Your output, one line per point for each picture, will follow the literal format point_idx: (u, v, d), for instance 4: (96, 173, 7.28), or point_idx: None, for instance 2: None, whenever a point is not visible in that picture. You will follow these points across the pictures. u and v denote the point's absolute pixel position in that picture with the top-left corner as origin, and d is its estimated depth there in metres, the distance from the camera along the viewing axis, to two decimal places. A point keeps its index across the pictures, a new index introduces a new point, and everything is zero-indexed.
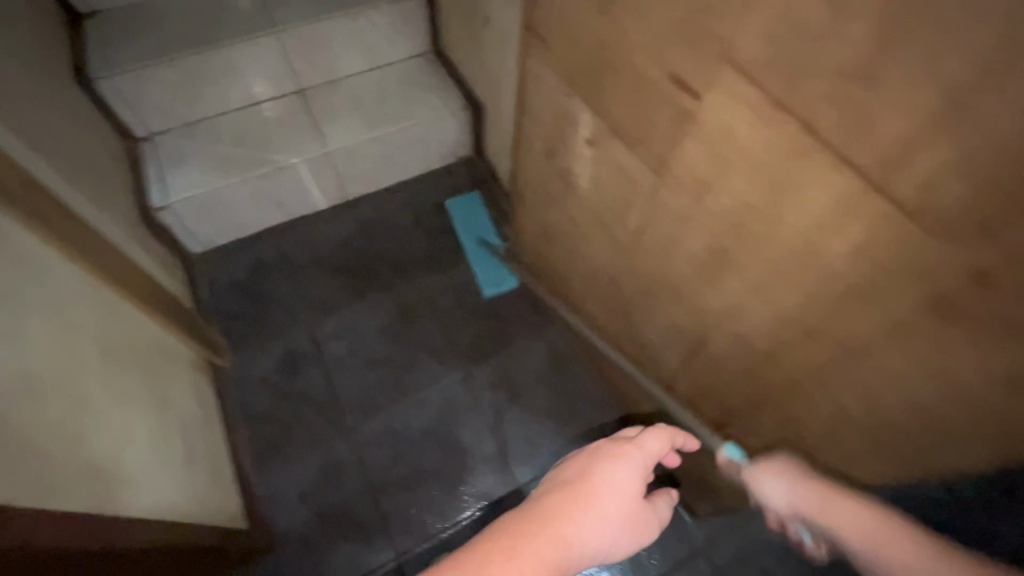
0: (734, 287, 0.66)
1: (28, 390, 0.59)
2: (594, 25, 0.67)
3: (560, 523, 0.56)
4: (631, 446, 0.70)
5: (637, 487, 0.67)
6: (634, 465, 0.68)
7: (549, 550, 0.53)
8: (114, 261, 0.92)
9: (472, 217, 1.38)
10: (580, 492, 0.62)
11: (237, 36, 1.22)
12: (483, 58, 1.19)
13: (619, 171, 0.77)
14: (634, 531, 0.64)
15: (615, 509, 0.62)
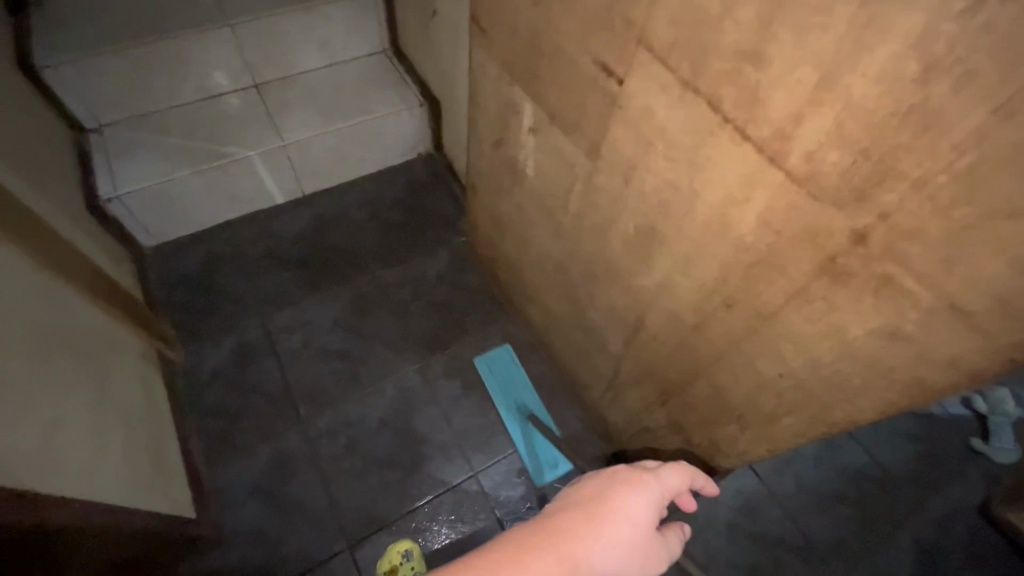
0: (662, 264, 0.69)
1: None
2: (527, 14, 0.70)
3: (566, 545, 0.55)
4: (649, 475, 0.67)
5: (652, 520, 0.63)
6: (650, 495, 0.64)
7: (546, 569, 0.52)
8: (62, 252, 0.91)
9: (507, 377, 1.23)
10: (589, 515, 0.59)
11: (189, 28, 1.21)
12: (437, 54, 1.21)
13: (557, 157, 0.79)
14: (643, 567, 0.60)
15: (625, 539, 0.59)
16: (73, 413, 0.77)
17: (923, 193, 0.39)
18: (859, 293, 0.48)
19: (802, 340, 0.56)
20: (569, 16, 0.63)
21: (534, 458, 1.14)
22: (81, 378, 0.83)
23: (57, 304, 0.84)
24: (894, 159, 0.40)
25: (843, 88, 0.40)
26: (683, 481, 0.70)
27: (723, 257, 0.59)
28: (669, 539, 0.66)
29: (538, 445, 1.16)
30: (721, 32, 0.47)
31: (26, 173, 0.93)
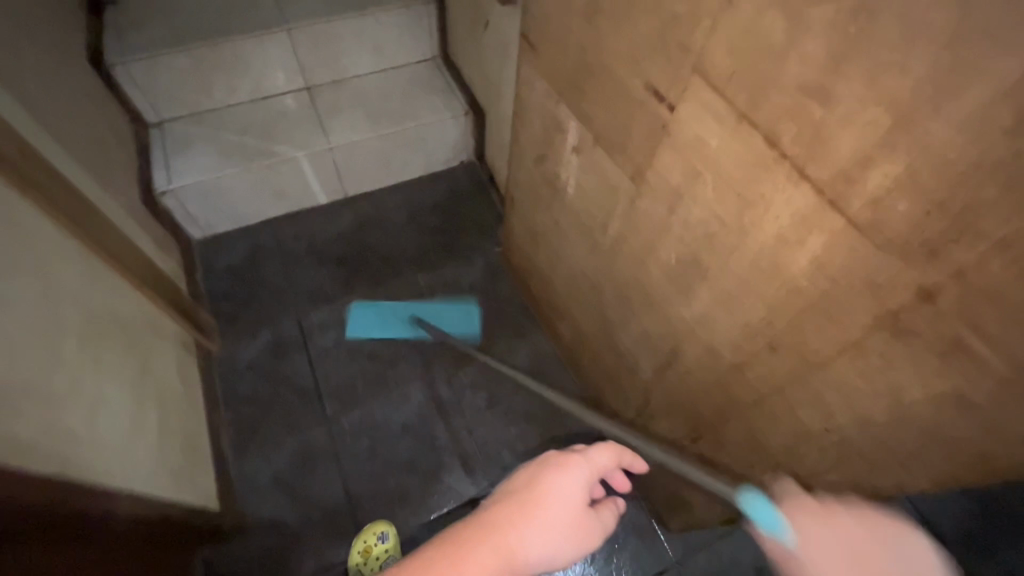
0: (703, 297, 0.66)
1: (12, 353, 0.62)
2: (576, 31, 0.68)
3: (503, 534, 0.61)
4: (577, 455, 0.73)
5: (582, 497, 0.70)
6: (579, 475, 0.71)
7: (490, 560, 0.58)
8: (118, 242, 0.95)
9: (377, 318, 1.27)
10: (522, 505, 0.66)
11: (249, 31, 1.27)
12: (484, 64, 1.21)
13: (600, 178, 0.77)
14: (576, 539, 0.68)
15: (557, 517, 0.66)
16: (113, 398, 0.80)
17: (1004, 255, 0.36)
18: (921, 353, 0.44)
19: (852, 393, 0.52)
20: (618, 37, 0.61)
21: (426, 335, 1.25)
22: (123, 362, 0.86)
23: (109, 292, 0.88)
24: (974, 216, 0.36)
25: (919, 133, 0.37)
26: (612, 455, 0.75)
27: (771, 296, 0.56)
28: (598, 511, 0.73)
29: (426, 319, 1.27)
30: (786, 65, 0.44)
31: (91, 165, 0.97)
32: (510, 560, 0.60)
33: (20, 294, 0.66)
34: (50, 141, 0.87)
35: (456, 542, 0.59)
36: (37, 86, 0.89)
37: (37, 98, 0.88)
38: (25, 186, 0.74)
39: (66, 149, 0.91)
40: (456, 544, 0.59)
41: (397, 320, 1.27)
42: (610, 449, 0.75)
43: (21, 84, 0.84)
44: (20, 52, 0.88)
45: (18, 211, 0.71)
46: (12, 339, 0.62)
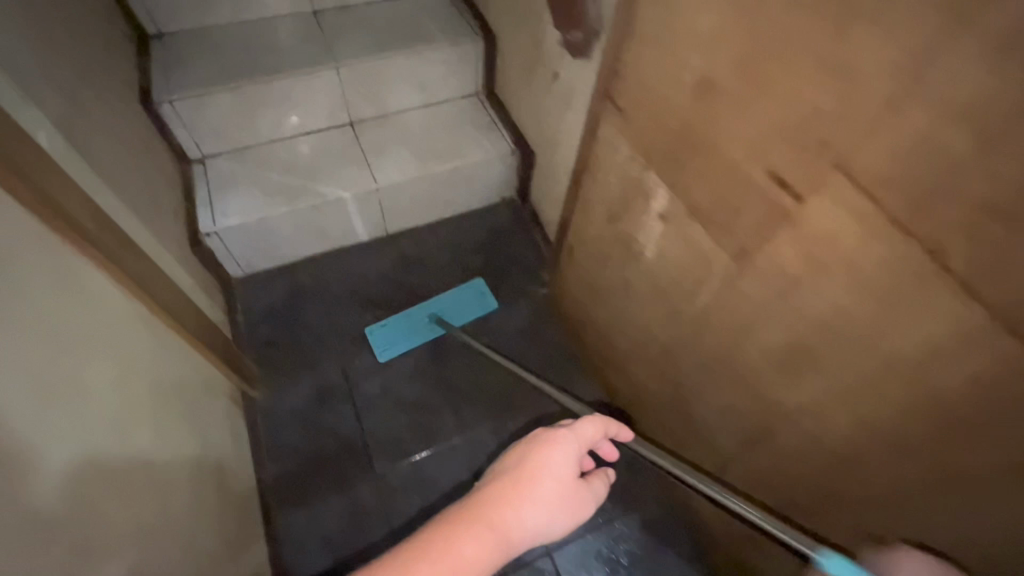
0: (815, 386, 0.63)
1: (96, 449, 0.58)
2: (680, 105, 0.66)
3: (490, 516, 0.55)
4: (565, 429, 0.69)
5: (572, 469, 0.66)
6: (569, 449, 0.67)
7: (480, 543, 0.52)
8: (179, 298, 0.92)
9: (398, 327, 1.29)
10: (508, 484, 0.61)
11: (298, 68, 1.24)
12: (541, 109, 1.18)
13: (692, 250, 0.75)
14: (566, 513, 0.63)
15: (547, 492, 0.61)
16: (177, 476, 0.76)
17: None
18: None
19: (1006, 516, 0.49)
20: (739, 120, 0.58)
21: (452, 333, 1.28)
22: (184, 427, 0.83)
23: (172, 356, 0.85)
24: None
25: None
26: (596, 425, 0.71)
27: (910, 405, 0.53)
28: (586, 482, 0.68)
29: (448, 316, 1.30)
30: (966, 182, 0.41)
31: (154, 219, 0.94)
32: (501, 543, 0.54)
33: (101, 379, 0.62)
34: (123, 193, 0.84)
35: (438, 528, 0.52)
36: (107, 136, 0.86)
37: (112, 154, 0.85)
38: (111, 255, 0.71)
39: (137, 206, 0.88)
40: (438, 529, 0.52)
41: (418, 325, 1.29)
42: (592, 423, 0.71)
43: (96, 138, 0.82)
44: (92, 102, 0.85)
45: (104, 282, 0.68)
46: (97, 431, 0.59)
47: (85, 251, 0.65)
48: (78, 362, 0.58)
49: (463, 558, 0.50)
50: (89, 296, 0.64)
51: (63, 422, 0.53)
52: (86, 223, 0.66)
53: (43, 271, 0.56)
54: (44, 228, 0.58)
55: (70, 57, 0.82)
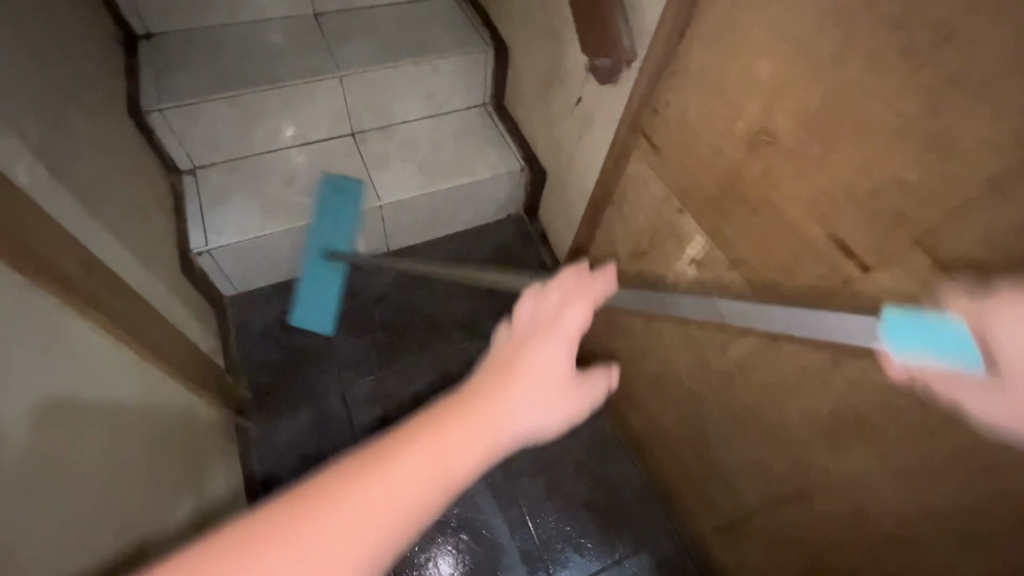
0: (866, 457, 0.60)
1: (73, 541, 0.52)
2: (729, 153, 0.61)
3: (434, 437, 0.35)
4: (558, 317, 0.47)
5: (571, 359, 0.45)
6: (563, 340, 0.45)
7: (413, 478, 0.32)
8: (178, 331, 0.86)
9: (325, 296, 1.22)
10: (471, 385, 0.40)
11: (298, 76, 1.18)
12: (556, 128, 1.12)
13: (729, 301, 0.70)
14: (562, 413, 0.42)
15: (533, 390, 0.40)
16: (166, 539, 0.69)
17: None
18: None
19: None
20: (799, 179, 0.54)
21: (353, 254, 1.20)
22: (174, 479, 0.76)
23: (163, 402, 0.78)
24: None
25: None
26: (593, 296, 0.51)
27: (981, 497, 0.50)
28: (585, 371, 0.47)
29: (338, 245, 1.20)
30: None
31: (148, 248, 0.87)
32: (452, 476, 0.34)
33: (85, 454, 0.56)
34: (114, 220, 0.77)
35: (346, 462, 0.33)
36: (96, 156, 0.79)
37: (104, 179, 0.79)
38: (101, 300, 0.65)
39: (130, 235, 0.81)
40: (345, 464, 0.32)
41: (320, 273, 1.21)
42: (589, 309, 0.49)
43: (84, 161, 0.74)
44: (79, 120, 0.77)
45: (92, 337, 0.61)
46: (76, 521, 0.53)
47: (76, 305, 0.59)
48: (57, 440, 0.51)
49: (382, 507, 0.31)
50: (75, 352, 0.57)
51: (39, 522, 0.47)
52: (74, 272, 0.60)
53: (28, 339, 0.50)
54: (31, 288, 0.52)
55: (55, 75, 0.74)
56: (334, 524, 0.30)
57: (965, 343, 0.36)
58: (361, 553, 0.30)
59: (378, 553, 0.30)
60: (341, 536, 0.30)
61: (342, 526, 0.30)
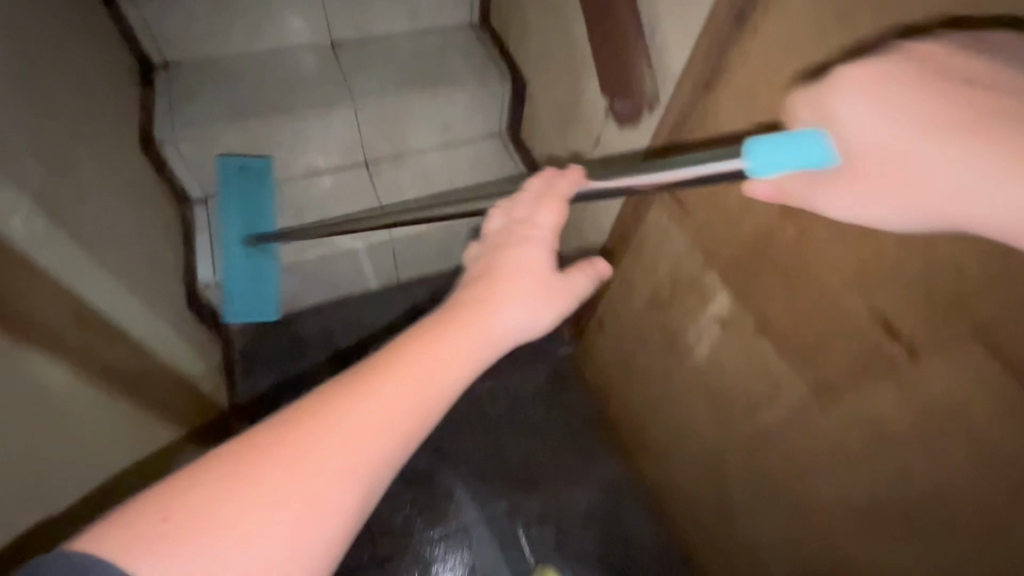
0: (906, 548, 0.56)
1: None
2: (759, 214, 0.57)
3: (417, 359, 0.41)
4: (535, 228, 0.52)
5: (548, 264, 0.51)
6: (537, 253, 0.50)
7: (407, 393, 0.40)
8: (154, 383, 0.82)
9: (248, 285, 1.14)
10: (460, 300, 0.48)
11: (313, 107, 1.17)
12: (573, 164, 1.09)
13: (757, 365, 0.65)
14: (550, 306, 0.50)
15: (515, 295, 0.48)
16: None
17: None
18: None
19: None
20: (842, 251, 0.49)
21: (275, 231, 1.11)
22: None
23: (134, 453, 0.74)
24: None
25: None
26: (573, 187, 0.53)
27: None
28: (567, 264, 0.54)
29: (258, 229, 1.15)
30: None
31: (157, 290, 0.86)
32: (445, 376, 0.42)
33: None
34: (120, 265, 0.75)
35: (358, 367, 0.41)
36: (104, 198, 0.77)
37: (111, 222, 0.77)
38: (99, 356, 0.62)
39: (135, 279, 0.79)
40: (358, 368, 0.41)
41: (252, 266, 1.14)
42: (566, 200, 0.53)
43: (91, 205, 0.73)
44: (88, 162, 0.76)
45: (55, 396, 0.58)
46: None
47: None
48: None
49: (386, 410, 0.38)
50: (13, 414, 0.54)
51: None
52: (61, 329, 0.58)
53: None
54: None
55: (65, 117, 0.73)
56: (361, 409, 0.38)
57: (816, 144, 0.33)
58: (388, 428, 0.38)
59: (402, 426, 0.39)
60: (367, 417, 0.38)
61: (367, 409, 0.38)
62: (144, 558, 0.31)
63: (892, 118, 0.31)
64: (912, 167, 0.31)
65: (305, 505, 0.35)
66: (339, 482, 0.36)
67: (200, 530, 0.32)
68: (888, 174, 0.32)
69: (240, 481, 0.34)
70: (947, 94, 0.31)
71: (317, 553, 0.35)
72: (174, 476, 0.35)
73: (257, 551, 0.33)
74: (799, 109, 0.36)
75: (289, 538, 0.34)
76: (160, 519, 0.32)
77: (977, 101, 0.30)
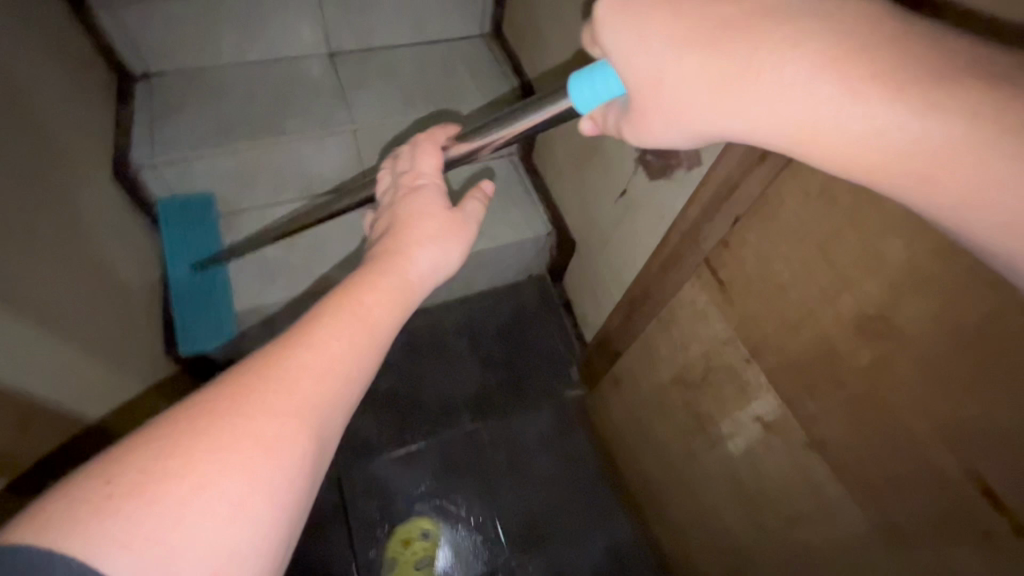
0: None
1: None
2: (826, 326, 0.48)
3: (346, 303, 0.43)
4: (419, 174, 0.55)
5: (444, 199, 0.54)
6: (431, 189, 0.54)
7: (339, 331, 0.41)
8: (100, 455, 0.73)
9: (197, 303, 0.99)
10: (381, 252, 0.50)
11: (306, 129, 1.06)
12: (592, 203, 1.00)
13: (804, 479, 0.57)
14: (459, 240, 0.53)
15: (426, 237, 0.51)
16: None
17: None
18: None
19: None
20: (934, 389, 0.41)
21: (230, 250, 1.02)
22: None
23: None
24: None
25: None
26: (448, 138, 0.58)
27: None
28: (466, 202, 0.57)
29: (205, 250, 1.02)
30: None
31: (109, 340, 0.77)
32: (372, 316, 0.44)
33: None
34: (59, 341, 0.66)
35: (292, 324, 0.42)
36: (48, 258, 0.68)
37: (50, 282, 0.67)
38: None
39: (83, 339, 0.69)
40: (291, 326, 0.42)
41: (200, 285, 1.00)
42: (445, 155, 0.57)
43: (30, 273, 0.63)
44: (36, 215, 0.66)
45: None
46: None
47: None
48: None
49: (322, 353, 0.40)
50: None
51: None
52: None
53: None
54: None
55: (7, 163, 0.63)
56: (300, 357, 0.39)
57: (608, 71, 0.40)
58: (329, 371, 0.39)
59: (344, 366, 0.40)
60: (296, 369, 0.38)
61: (300, 361, 0.39)
62: (89, 524, 0.29)
63: (659, 40, 0.34)
64: (687, 85, 0.35)
65: (257, 448, 0.34)
66: (288, 423, 0.36)
67: (144, 492, 0.30)
68: (658, 100, 0.37)
69: (183, 439, 0.33)
70: (687, 1, 0.34)
71: (276, 497, 0.34)
72: (106, 450, 0.33)
73: (215, 499, 0.31)
74: (586, 46, 0.41)
75: (244, 485, 0.33)
76: (102, 483, 0.30)
77: (711, 6, 0.33)
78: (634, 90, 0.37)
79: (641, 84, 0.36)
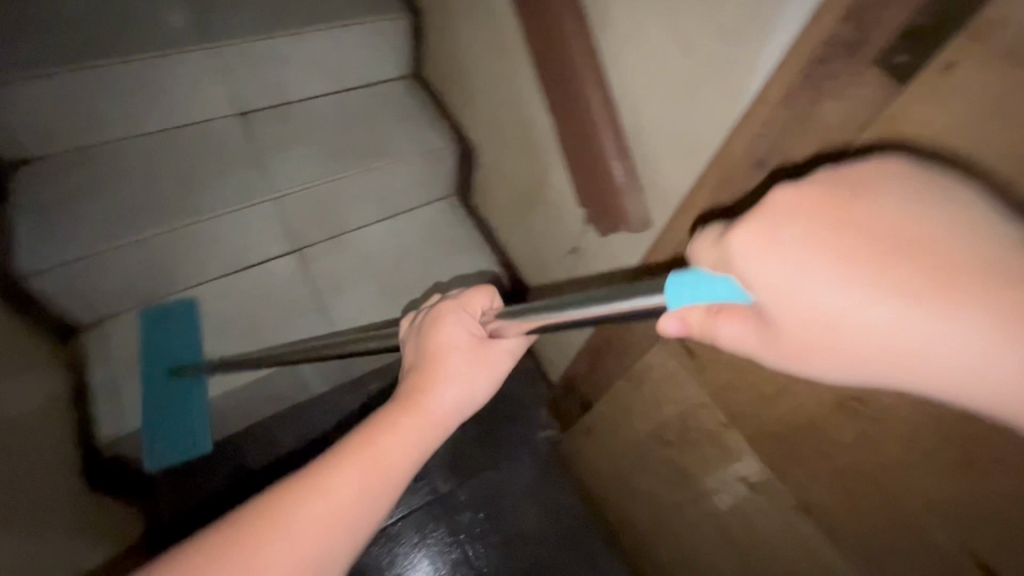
0: None
1: None
2: (806, 403, 0.47)
3: (352, 452, 0.41)
4: (453, 302, 0.51)
5: (473, 327, 0.50)
6: (460, 320, 0.49)
7: (344, 488, 0.39)
8: None
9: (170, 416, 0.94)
10: (401, 390, 0.46)
11: (226, 207, 0.97)
12: (541, 249, 0.97)
13: (796, 538, 0.57)
14: (486, 377, 0.48)
15: (451, 372, 0.47)
16: None
17: None
18: None
19: None
20: (923, 472, 0.41)
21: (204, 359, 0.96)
22: None
23: None
24: None
25: None
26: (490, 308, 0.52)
27: None
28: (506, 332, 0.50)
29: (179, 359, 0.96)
30: None
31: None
32: (378, 473, 0.40)
33: None
34: None
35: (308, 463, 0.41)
36: None
37: None
38: None
39: None
40: (305, 464, 0.41)
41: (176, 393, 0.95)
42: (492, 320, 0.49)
43: None
44: None
45: None
46: None
47: None
48: None
49: (327, 511, 0.38)
50: None
51: None
52: None
53: None
54: None
55: None
56: (302, 513, 0.37)
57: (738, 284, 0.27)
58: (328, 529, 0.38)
59: (342, 526, 0.38)
60: (298, 524, 0.37)
61: (304, 513, 0.37)
62: None
63: (827, 273, 0.23)
64: (872, 337, 0.23)
65: None
66: None
67: None
68: (815, 339, 0.25)
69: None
70: (886, 238, 0.23)
71: None
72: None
73: None
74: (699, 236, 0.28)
75: None
76: None
77: (924, 251, 0.23)
78: (777, 319, 0.26)
79: (806, 325, 0.25)
